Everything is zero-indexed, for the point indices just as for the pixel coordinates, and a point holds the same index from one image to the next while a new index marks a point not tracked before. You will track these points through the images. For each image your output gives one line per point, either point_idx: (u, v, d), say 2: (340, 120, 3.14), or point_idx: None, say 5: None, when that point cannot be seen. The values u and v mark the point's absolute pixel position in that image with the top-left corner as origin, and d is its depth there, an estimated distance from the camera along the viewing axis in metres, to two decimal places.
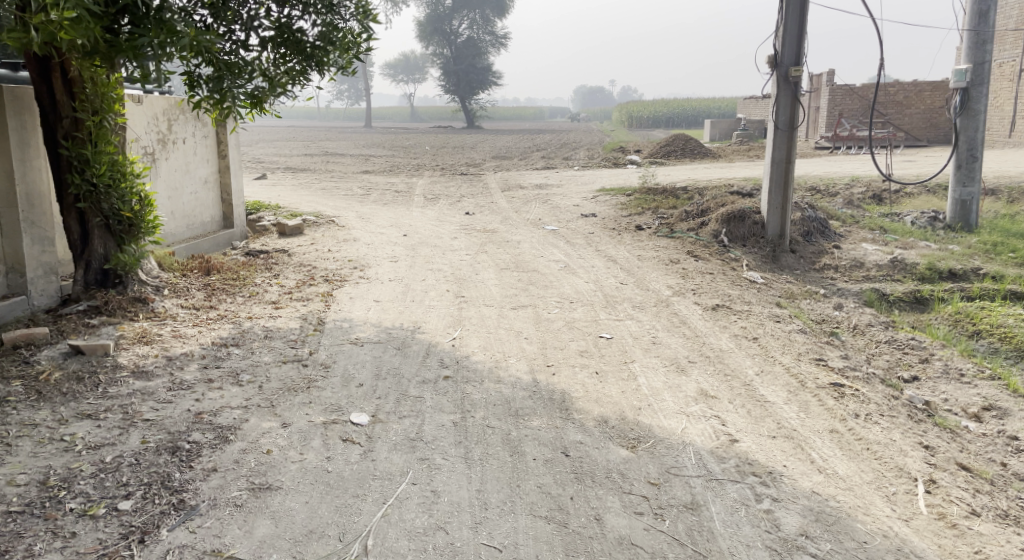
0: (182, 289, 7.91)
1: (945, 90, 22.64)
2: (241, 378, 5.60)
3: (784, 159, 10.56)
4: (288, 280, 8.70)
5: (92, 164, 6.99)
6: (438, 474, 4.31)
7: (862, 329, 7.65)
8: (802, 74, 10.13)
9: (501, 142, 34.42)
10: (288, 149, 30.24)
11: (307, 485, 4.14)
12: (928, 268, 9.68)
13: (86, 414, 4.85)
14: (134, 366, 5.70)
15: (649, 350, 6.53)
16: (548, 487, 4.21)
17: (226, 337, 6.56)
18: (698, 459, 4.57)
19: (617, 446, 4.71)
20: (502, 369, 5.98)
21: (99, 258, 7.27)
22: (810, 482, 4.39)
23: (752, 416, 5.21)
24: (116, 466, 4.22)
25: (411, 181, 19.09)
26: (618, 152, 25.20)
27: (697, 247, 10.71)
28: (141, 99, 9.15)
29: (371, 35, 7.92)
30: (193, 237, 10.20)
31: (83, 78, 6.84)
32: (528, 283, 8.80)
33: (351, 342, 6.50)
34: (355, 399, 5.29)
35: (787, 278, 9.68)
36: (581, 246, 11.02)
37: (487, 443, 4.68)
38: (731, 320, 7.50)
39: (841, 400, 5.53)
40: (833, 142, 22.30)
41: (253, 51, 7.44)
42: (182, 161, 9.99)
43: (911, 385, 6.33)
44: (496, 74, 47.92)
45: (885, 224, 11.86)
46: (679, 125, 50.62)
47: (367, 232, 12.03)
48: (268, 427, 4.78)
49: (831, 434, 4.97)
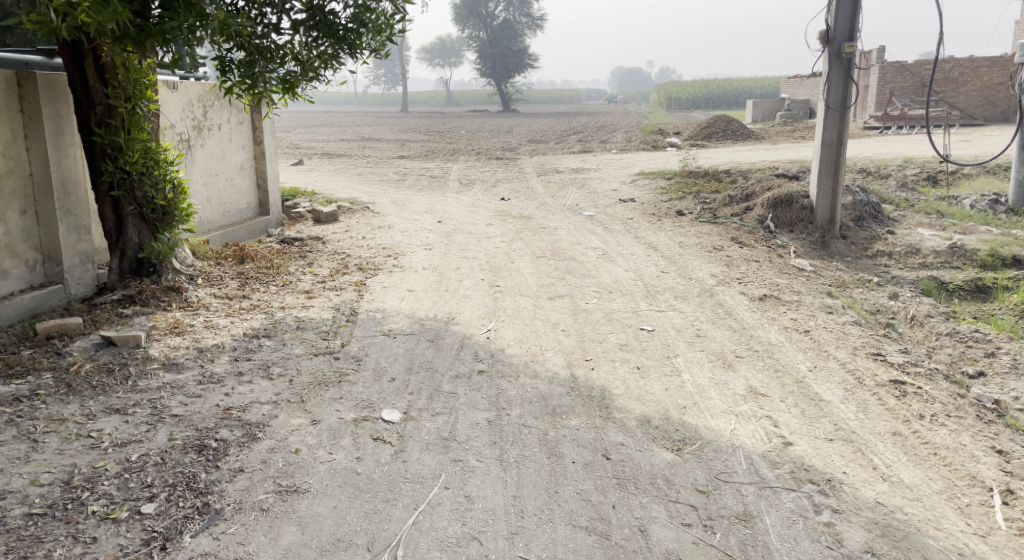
0: (215, 277, 7.79)
1: (1005, 66, 21.64)
2: (272, 372, 5.44)
3: (836, 140, 10.13)
4: (322, 269, 8.55)
5: (125, 152, 6.88)
6: (471, 477, 4.10)
7: (921, 320, 7.26)
8: (856, 50, 9.66)
9: (538, 126, 33.99)
10: (324, 134, 30.11)
11: (335, 488, 3.96)
12: (990, 254, 9.19)
13: (115, 409, 4.72)
14: (164, 358, 5.57)
15: (694, 343, 6.24)
16: (589, 494, 3.98)
17: (258, 328, 6.41)
18: (749, 465, 4.30)
19: (662, 448, 4.47)
20: (539, 363, 5.75)
21: (134, 246, 7.16)
22: (873, 491, 4.09)
23: (806, 417, 4.91)
24: (141, 465, 4.08)
25: (446, 166, 18.88)
26: (657, 134, 24.63)
27: (741, 232, 10.33)
28: (176, 85, 9.05)
29: (404, 17, 7.69)
30: (229, 224, 10.12)
31: (115, 63, 6.71)
32: (565, 271, 8.53)
33: (385, 334, 6.32)
34: (387, 395, 5.10)
35: (838, 265, 9.26)
36: (620, 232, 10.72)
37: (523, 444, 4.46)
38: (779, 311, 7.16)
39: (903, 400, 5.19)
40: (883, 122, 21.56)
41: (285, 35, 7.24)
42: (218, 148, 9.88)
43: (977, 382, 5.98)
44: (532, 56, 47.30)
45: (942, 208, 11.34)
46: (719, 105, 49.74)
47: (401, 218, 11.88)
48: (297, 424, 4.62)
49: (893, 438, 4.66)
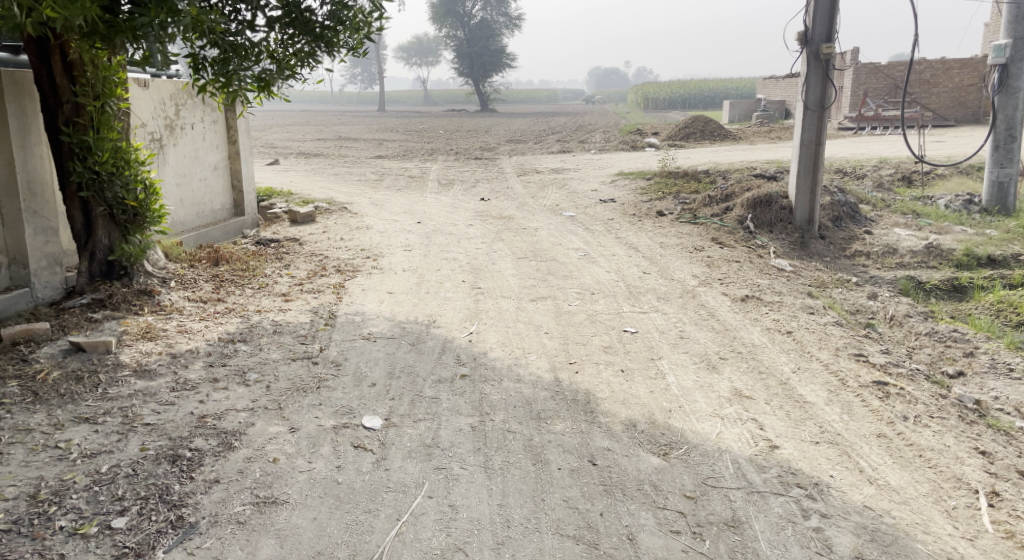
0: (189, 280, 7.61)
1: (976, 67, 21.91)
2: (248, 378, 5.30)
3: (814, 141, 10.14)
4: (299, 271, 8.39)
5: (94, 152, 6.69)
6: (456, 486, 4.01)
7: (900, 320, 7.27)
8: (834, 51, 9.67)
9: (516, 126, 33.93)
10: (301, 133, 29.81)
11: (314, 499, 3.85)
12: (966, 254, 9.25)
13: (84, 418, 4.57)
14: (136, 364, 5.41)
15: (677, 345, 6.18)
16: (576, 501, 3.91)
17: (234, 332, 6.26)
18: (736, 469, 4.25)
19: (648, 453, 4.40)
20: (522, 367, 5.66)
21: (104, 248, 6.98)
22: (861, 495, 4.05)
23: (792, 419, 4.87)
24: (111, 477, 3.94)
25: (425, 165, 18.74)
26: (636, 134, 24.67)
27: (721, 233, 10.32)
28: (147, 83, 8.85)
29: (382, 15, 7.56)
30: (203, 225, 9.93)
31: (83, 60, 6.53)
32: (546, 273, 8.46)
33: (364, 338, 6.20)
34: (368, 401, 4.99)
35: (817, 265, 9.28)
36: (600, 233, 10.67)
37: (508, 451, 4.37)
38: (761, 312, 7.13)
39: (887, 401, 5.16)
40: (858, 122, 21.74)
41: (260, 32, 7.09)
42: (191, 147, 9.69)
43: (957, 382, 5.98)
44: (510, 56, 47.22)
45: (918, 208, 11.41)
46: (696, 106, 49.85)
47: (380, 219, 11.73)
48: (275, 432, 4.49)
49: (878, 440, 4.63)
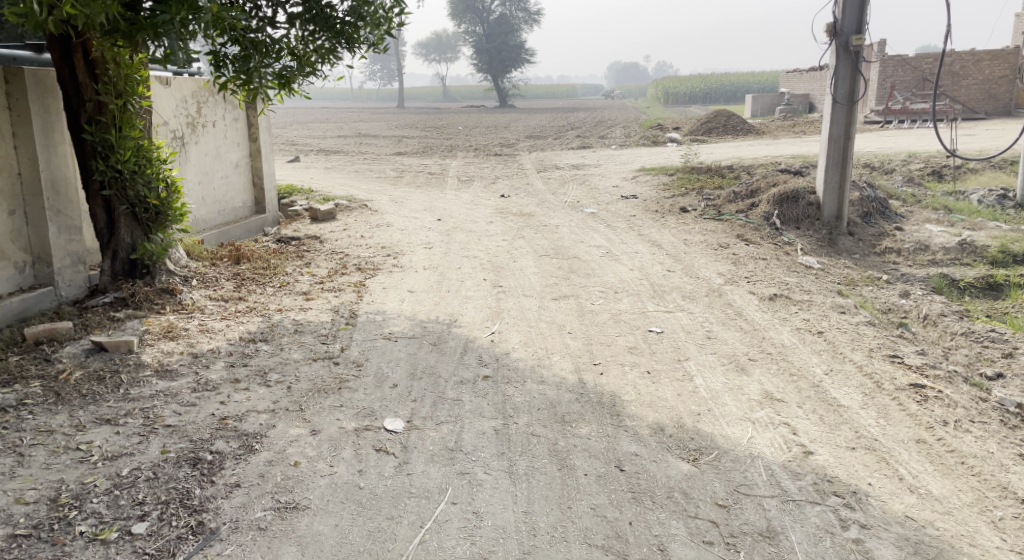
0: (210, 278, 7.57)
1: (1006, 59, 21.46)
2: (269, 378, 5.23)
3: (842, 135, 9.93)
4: (319, 269, 8.34)
5: (117, 150, 6.66)
6: (480, 492, 3.92)
7: (935, 320, 7.07)
8: (864, 43, 9.45)
9: (536, 122, 33.76)
10: (321, 130, 29.78)
11: (337, 505, 3.77)
12: (1000, 251, 9.02)
13: (105, 419, 4.52)
14: (157, 364, 5.35)
15: (705, 346, 6.04)
16: (604, 509, 3.81)
17: (255, 332, 6.20)
18: (770, 476, 4.12)
19: (677, 458, 4.28)
20: (546, 368, 5.55)
21: (127, 247, 6.94)
22: (901, 504, 3.92)
23: (825, 423, 4.72)
24: (132, 480, 3.88)
25: (445, 162, 18.63)
26: (657, 129, 24.44)
27: (747, 230, 10.14)
28: (169, 81, 8.83)
29: (404, 10, 7.45)
30: (225, 223, 9.91)
31: (106, 58, 6.49)
32: (569, 271, 8.33)
33: (386, 337, 6.12)
34: (390, 402, 4.90)
35: (846, 262, 9.08)
36: (623, 230, 10.52)
37: (533, 455, 4.27)
38: (791, 311, 6.97)
39: (925, 405, 5.00)
40: (885, 116, 21.38)
41: (281, 29, 7.03)
42: (213, 145, 9.66)
43: (997, 384, 5.80)
44: (530, 52, 47.01)
45: (949, 203, 11.15)
46: (717, 101, 49.26)
47: (401, 216, 11.66)
48: (296, 435, 4.42)
49: (917, 445, 4.47)
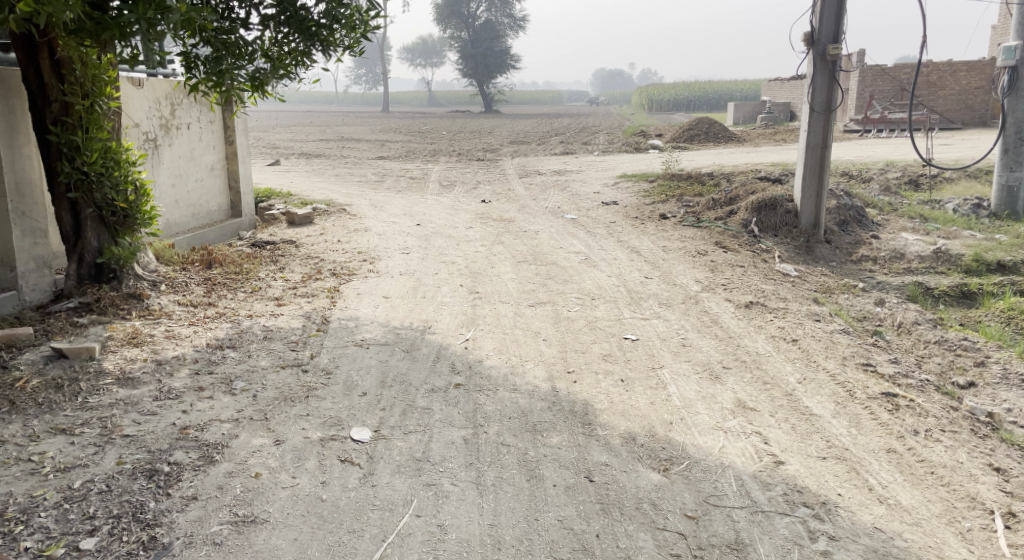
0: (180, 283, 7.44)
1: (983, 70, 21.68)
2: (235, 386, 5.12)
3: (820, 143, 9.95)
4: (294, 274, 8.22)
5: (83, 152, 6.52)
6: (445, 504, 3.84)
7: (909, 328, 7.07)
8: (841, 52, 9.48)
9: (519, 127, 33.72)
10: (305, 134, 29.61)
11: (296, 518, 3.68)
12: (975, 260, 9.05)
13: (61, 429, 4.39)
14: (119, 372, 5.22)
15: (679, 353, 5.99)
16: (571, 521, 3.74)
17: (223, 338, 6.08)
18: (740, 486, 4.07)
19: (647, 469, 4.21)
20: (518, 376, 5.48)
21: (93, 250, 6.79)
22: (871, 515, 3.88)
23: (797, 433, 4.67)
24: (83, 494, 3.77)
25: (427, 167, 18.55)
26: (639, 135, 24.51)
27: (725, 237, 10.13)
28: (142, 82, 8.69)
29: (380, 13, 7.35)
30: (199, 226, 9.77)
31: (72, 57, 6.34)
32: (546, 277, 8.27)
33: (357, 344, 6.02)
34: (357, 411, 4.81)
35: (823, 270, 9.08)
36: (602, 236, 10.47)
37: (501, 466, 4.20)
38: (766, 319, 6.94)
39: (896, 414, 4.96)
40: (864, 125, 21.53)
41: (253, 31, 6.93)
42: (187, 147, 9.53)
43: (969, 393, 5.78)
44: (514, 57, 47.05)
45: (926, 212, 11.20)
46: (699, 108, 49.52)
47: (379, 221, 11.56)
48: (259, 444, 4.31)
49: (888, 455, 4.44)
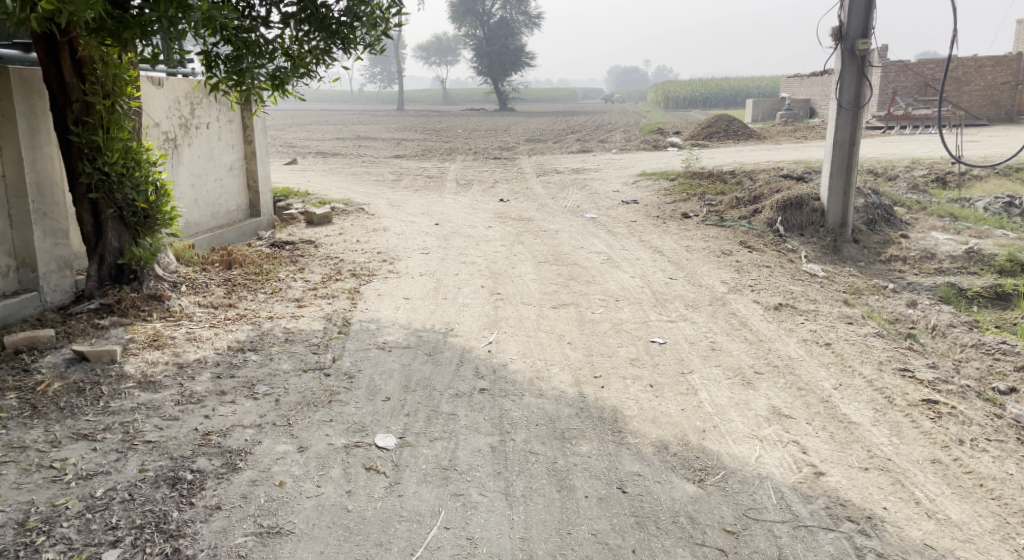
0: (200, 284, 7.36)
1: (1008, 65, 21.31)
2: (257, 391, 5.02)
3: (847, 141, 9.75)
4: (313, 275, 8.13)
5: (104, 152, 6.45)
6: (475, 515, 3.73)
7: (944, 331, 6.88)
8: (870, 47, 9.26)
9: (536, 125, 33.58)
10: (321, 133, 29.58)
11: (323, 529, 3.58)
12: (1008, 260, 8.83)
13: (82, 434, 4.31)
14: (141, 375, 5.14)
15: (709, 358, 5.84)
16: (605, 535, 3.63)
17: (244, 340, 5.99)
18: (780, 499, 3.92)
19: (682, 479, 4.08)
20: (545, 381, 5.35)
21: (114, 251, 6.73)
22: (918, 530, 3.73)
23: (836, 442, 4.52)
24: (105, 502, 3.68)
25: (444, 166, 18.47)
26: (657, 133, 24.29)
27: (750, 237, 9.95)
28: (162, 81, 8.63)
29: (401, 10, 7.22)
30: (218, 226, 9.71)
31: (93, 57, 6.27)
32: (569, 278, 8.14)
33: (379, 347, 5.91)
34: (382, 417, 4.70)
35: (851, 271, 8.89)
36: (624, 236, 10.32)
37: (531, 475, 4.07)
38: (796, 321, 6.78)
39: (939, 422, 4.80)
40: (887, 122, 21.23)
41: (274, 29, 6.84)
42: (206, 147, 9.46)
43: (1010, 399, 5.60)
44: (530, 55, 46.88)
45: (955, 211, 10.97)
46: (716, 105, 49.16)
47: (398, 220, 11.46)
48: (283, 451, 4.21)
49: (932, 466, 4.28)
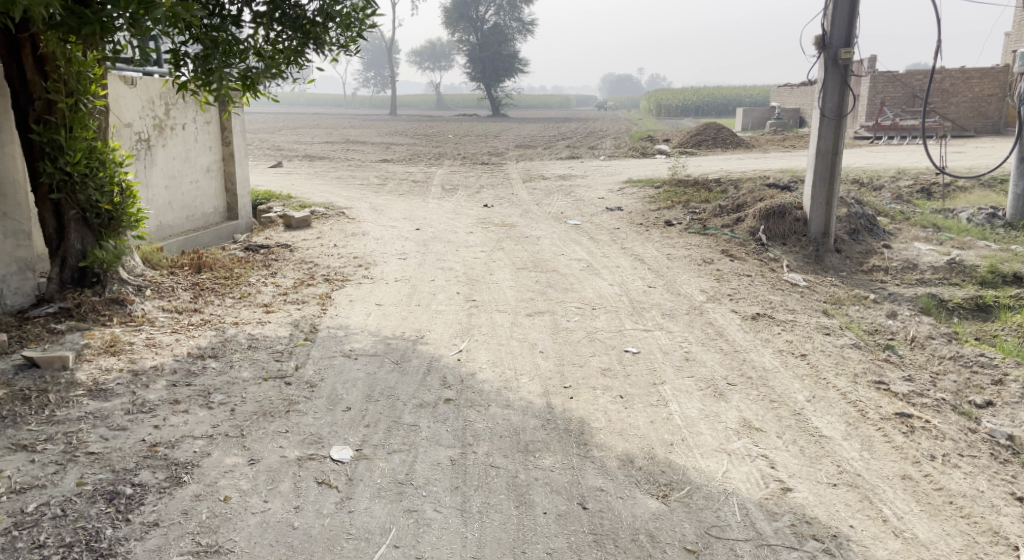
0: (166, 287, 7.18)
1: (996, 77, 21.32)
2: (212, 400, 4.85)
3: (830, 150, 9.66)
4: (285, 280, 7.97)
5: (66, 152, 6.28)
6: (427, 533, 3.59)
7: (922, 342, 6.77)
8: (853, 56, 9.18)
9: (525, 131, 33.49)
10: (310, 136, 29.36)
11: (264, 548, 3.45)
12: (990, 271, 8.74)
13: (22, 445, 4.14)
14: (92, 383, 4.97)
15: (682, 368, 5.71)
16: (560, 555, 3.50)
17: (205, 347, 5.83)
18: (743, 516, 3.80)
19: (645, 495, 3.94)
20: (512, 391, 5.20)
21: (76, 253, 6.56)
22: (884, 550, 3.62)
23: (806, 456, 4.39)
24: (36, 519, 3.54)
25: (430, 170, 18.32)
26: (646, 141, 24.22)
27: (732, 245, 9.84)
28: (134, 81, 8.46)
29: (376, 11, 7.10)
30: (192, 229, 9.54)
31: (56, 55, 6.09)
32: (547, 285, 8.00)
33: (345, 355, 5.76)
34: (340, 428, 4.55)
35: (832, 281, 8.78)
36: (606, 243, 10.19)
37: (489, 490, 3.93)
38: (774, 332, 6.65)
39: (911, 437, 4.67)
40: (875, 132, 21.22)
41: (245, 28, 6.70)
42: (182, 148, 9.29)
43: (986, 412, 5.49)
44: (522, 62, 46.83)
45: (939, 221, 10.88)
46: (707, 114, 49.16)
47: (378, 225, 11.31)
48: (232, 464, 4.06)
49: (902, 482, 4.15)
